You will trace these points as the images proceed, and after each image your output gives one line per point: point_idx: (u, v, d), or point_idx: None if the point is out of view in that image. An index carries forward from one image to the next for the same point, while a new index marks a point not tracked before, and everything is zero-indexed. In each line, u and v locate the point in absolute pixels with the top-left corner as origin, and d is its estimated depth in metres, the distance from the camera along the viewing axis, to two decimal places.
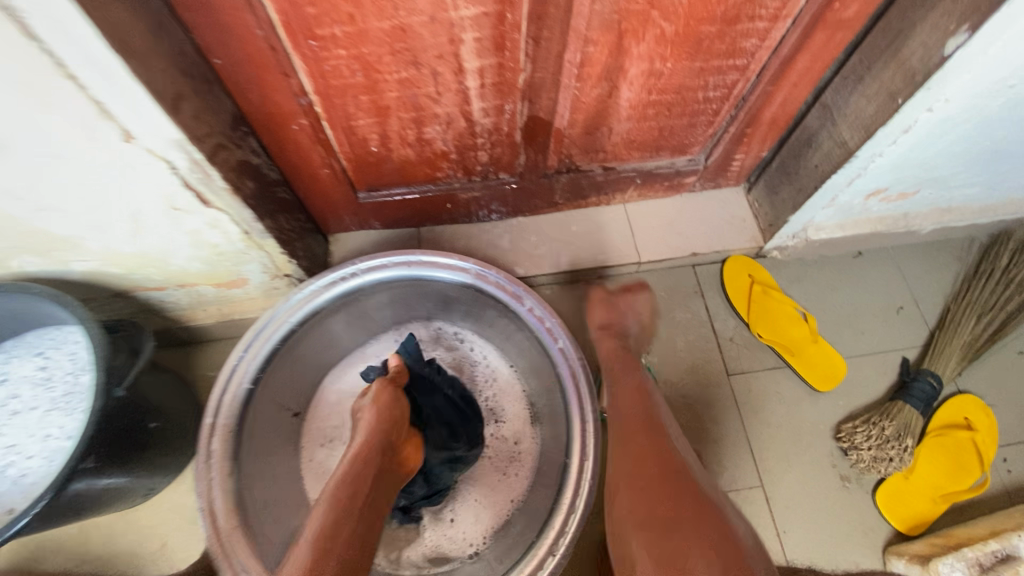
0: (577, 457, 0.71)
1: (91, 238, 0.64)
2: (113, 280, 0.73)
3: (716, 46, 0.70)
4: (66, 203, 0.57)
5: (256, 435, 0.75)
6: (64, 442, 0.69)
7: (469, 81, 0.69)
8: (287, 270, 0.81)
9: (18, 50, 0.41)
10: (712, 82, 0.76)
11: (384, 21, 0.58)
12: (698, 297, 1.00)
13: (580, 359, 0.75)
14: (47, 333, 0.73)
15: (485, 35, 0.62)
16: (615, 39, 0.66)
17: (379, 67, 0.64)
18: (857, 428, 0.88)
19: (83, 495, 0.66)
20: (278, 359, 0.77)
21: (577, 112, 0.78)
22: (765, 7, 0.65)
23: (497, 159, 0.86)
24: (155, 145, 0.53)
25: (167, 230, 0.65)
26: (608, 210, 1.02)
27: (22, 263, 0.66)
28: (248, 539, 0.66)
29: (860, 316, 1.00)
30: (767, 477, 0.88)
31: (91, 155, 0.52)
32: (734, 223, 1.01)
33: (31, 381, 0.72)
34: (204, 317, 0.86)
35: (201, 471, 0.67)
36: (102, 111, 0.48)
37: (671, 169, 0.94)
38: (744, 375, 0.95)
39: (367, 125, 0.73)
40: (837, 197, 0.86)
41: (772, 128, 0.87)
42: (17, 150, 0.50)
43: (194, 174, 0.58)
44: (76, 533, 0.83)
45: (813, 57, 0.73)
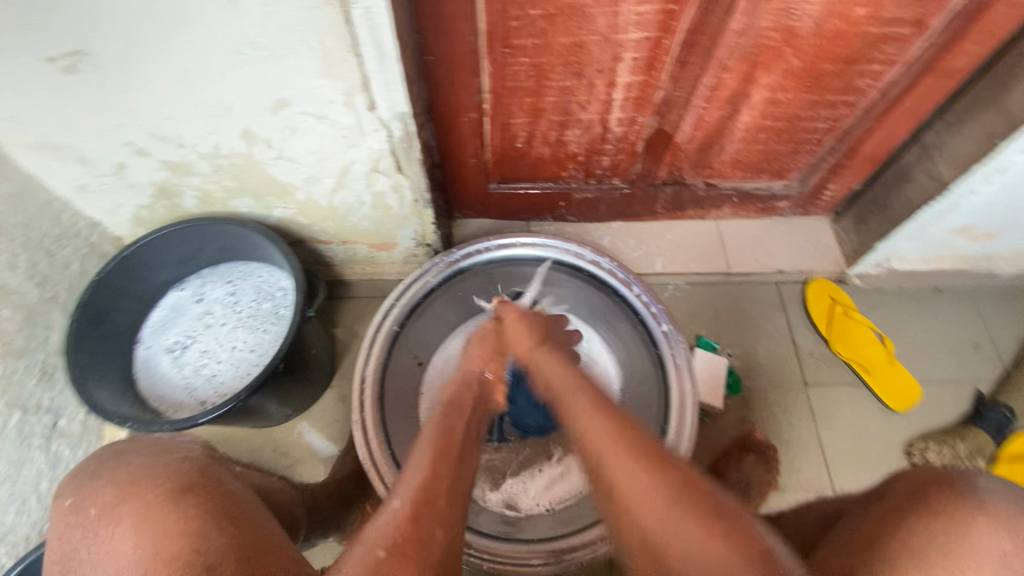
0: (674, 424, 0.81)
1: (302, 187, 0.78)
2: (298, 228, 0.88)
3: (832, 82, 0.81)
4: (300, 155, 0.72)
5: (395, 373, 0.88)
6: (247, 353, 0.84)
7: (616, 93, 0.82)
8: (429, 239, 0.95)
9: (335, 31, 0.56)
10: (822, 114, 0.87)
11: (567, 37, 0.72)
12: (781, 312, 1.07)
13: (682, 343, 0.85)
14: (237, 266, 0.90)
15: (641, 56, 0.76)
16: (748, 68, 0.78)
17: (549, 75, 0.78)
18: (930, 446, 0.94)
19: (261, 398, 0.80)
20: (418, 312, 0.91)
21: (697, 129, 0.90)
22: (883, 52, 0.76)
23: (616, 165, 0.98)
24: (387, 115, 0.67)
25: (360, 188, 0.79)
26: (702, 224, 1.12)
27: (239, 203, 0.82)
28: (389, 454, 0.79)
29: (936, 347, 1.06)
30: (838, 482, 0.94)
31: (339, 118, 0.67)
32: (819, 249, 1.09)
33: (221, 303, 0.88)
34: (350, 273, 1.03)
35: (356, 390, 0.81)
36: (365, 83, 0.62)
37: (768, 192, 1.04)
38: (820, 388, 1.01)
39: (521, 123, 0.87)
40: (925, 230, 0.94)
41: (868, 163, 0.97)
42: (291, 107, 0.65)
43: (402, 143, 0.72)
44: (221, 441, 0.96)
45: (919, 100, 0.83)
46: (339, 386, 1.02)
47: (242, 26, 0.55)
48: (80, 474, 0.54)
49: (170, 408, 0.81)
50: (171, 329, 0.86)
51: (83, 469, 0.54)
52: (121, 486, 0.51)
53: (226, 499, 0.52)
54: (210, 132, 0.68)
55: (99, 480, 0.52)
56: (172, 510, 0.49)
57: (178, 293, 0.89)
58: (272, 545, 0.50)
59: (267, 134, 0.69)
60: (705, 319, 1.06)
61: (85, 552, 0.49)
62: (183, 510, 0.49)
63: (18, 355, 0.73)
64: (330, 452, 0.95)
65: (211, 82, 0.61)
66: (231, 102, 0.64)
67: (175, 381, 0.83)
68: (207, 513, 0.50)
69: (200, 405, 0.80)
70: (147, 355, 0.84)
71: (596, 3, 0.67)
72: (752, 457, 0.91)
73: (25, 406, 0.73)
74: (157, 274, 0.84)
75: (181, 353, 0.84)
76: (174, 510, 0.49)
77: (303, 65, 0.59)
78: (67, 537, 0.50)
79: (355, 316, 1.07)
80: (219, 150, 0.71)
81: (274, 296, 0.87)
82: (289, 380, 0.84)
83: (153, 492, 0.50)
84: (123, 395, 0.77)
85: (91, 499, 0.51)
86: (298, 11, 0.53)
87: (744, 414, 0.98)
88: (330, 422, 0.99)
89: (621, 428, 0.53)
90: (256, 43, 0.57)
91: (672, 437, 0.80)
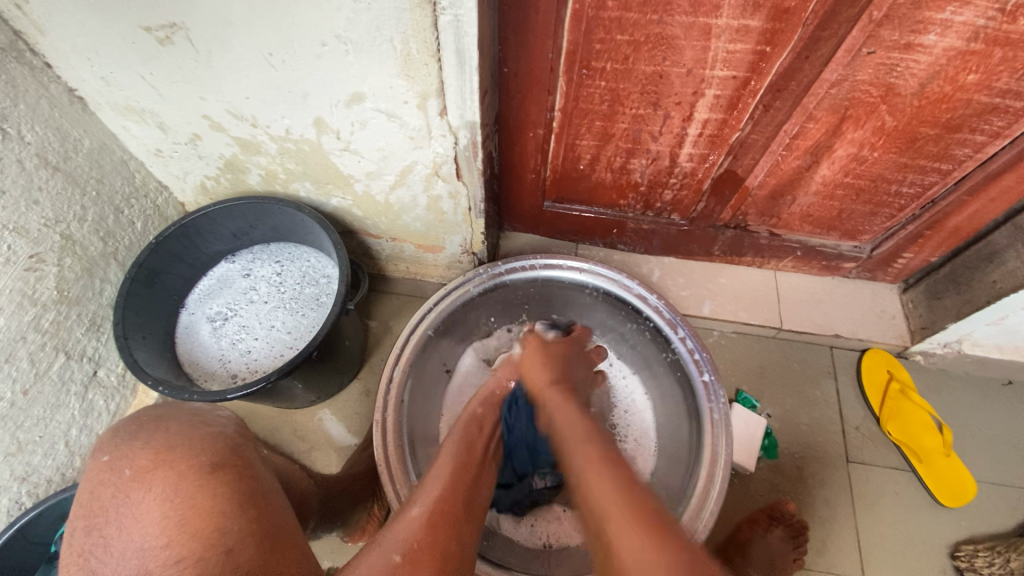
0: (702, 482, 0.77)
1: (361, 181, 0.79)
2: (351, 219, 0.88)
3: (927, 147, 0.75)
4: (365, 150, 0.72)
5: (422, 378, 0.87)
6: (283, 334, 0.84)
7: (691, 129, 0.79)
8: (477, 249, 0.94)
9: (419, 35, 0.56)
10: (910, 178, 0.81)
11: (650, 66, 0.70)
12: (831, 379, 1.01)
13: (723, 397, 0.80)
14: (287, 247, 0.92)
15: (724, 95, 0.73)
16: (837, 121, 0.74)
17: (625, 101, 0.76)
18: (979, 552, 0.85)
19: (289, 381, 0.80)
20: (454, 321, 0.90)
21: (771, 176, 0.86)
22: (989, 124, 0.70)
23: (678, 201, 0.95)
24: (456, 122, 0.67)
25: (418, 189, 0.79)
26: (758, 272, 1.07)
27: (299, 187, 0.83)
28: (404, 461, 0.77)
29: (1001, 445, 0.97)
30: (870, 571, 0.87)
31: (409, 119, 0.67)
32: (882, 318, 1.03)
33: (267, 281, 0.90)
34: (393, 270, 1.03)
35: (382, 391, 0.80)
36: (440, 89, 0.62)
37: (835, 251, 0.99)
38: (864, 467, 0.94)
39: (588, 146, 0.85)
40: (1007, 317, 0.86)
41: (952, 236, 0.90)
42: (365, 102, 0.65)
43: (466, 151, 0.71)
44: (245, 415, 0.98)
45: (1022, 178, 0.77)
46: (365, 380, 1.02)
47: (331, 19, 0.55)
48: (120, 432, 0.54)
49: (202, 377, 0.82)
50: (216, 300, 0.88)
51: (126, 429, 0.54)
52: (158, 451, 0.51)
53: (252, 482, 0.51)
54: (283, 116, 0.69)
55: (138, 444, 0.52)
56: (201, 485, 0.49)
57: (227, 265, 0.91)
58: (292, 538, 0.49)
59: (337, 125, 0.69)
60: (747, 373, 1.02)
61: (110, 512, 0.49)
62: (213, 488, 0.49)
63: (72, 303, 0.75)
64: (347, 445, 0.95)
65: (291, 68, 0.62)
66: (307, 90, 0.65)
67: (211, 351, 0.84)
68: (234, 495, 0.49)
69: (231, 379, 0.81)
70: (189, 321, 0.86)
71: (686, 36, 0.65)
72: (779, 532, 0.84)
73: (70, 352, 0.76)
74: (211, 244, 0.86)
75: (221, 324, 0.86)
76: (204, 486, 0.48)
77: (382, 63, 0.59)
78: (97, 494, 0.50)
79: (391, 312, 1.07)
80: (289, 134, 0.72)
81: (318, 283, 0.88)
82: (319, 367, 0.84)
83: (188, 462, 0.50)
84: (162, 358, 0.79)
85: (127, 458, 0.51)
86: (387, 11, 0.53)
87: (776, 480, 0.93)
88: (351, 415, 0.98)
89: None
90: (341, 36, 0.57)
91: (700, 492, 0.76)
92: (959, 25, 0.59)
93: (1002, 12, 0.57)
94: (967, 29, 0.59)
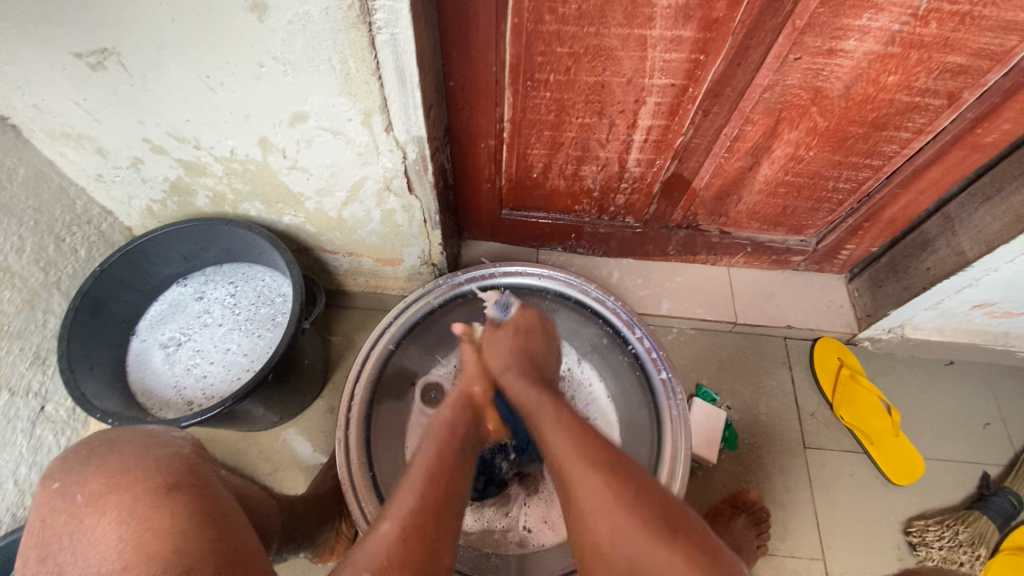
0: (664, 477, 0.79)
1: (312, 198, 0.78)
2: (305, 236, 0.87)
3: (858, 145, 0.79)
4: (314, 168, 0.72)
5: (385, 393, 0.87)
6: (239, 357, 0.83)
7: (636, 135, 0.81)
8: (435, 260, 0.95)
9: (357, 54, 0.56)
10: (845, 175, 0.85)
11: (591, 77, 0.72)
12: (786, 369, 1.05)
13: (680, 394, 0.83)
14: (241, 267, 0.91)
15: (665, 102, 0.75)
16: (772, 123, 0.77)
17: (570, 111, 0.78)
18: (930, 526, 0.90)
19: (247, 404, 0.79)
20: (415, 333, 0.90)
21: (716, 177, 0.89)
22: (912, 121, 0.74)
23: (631, 204, 0.98)
24: (403, 137, 0.67)
25: (370, 204, 0.79)
26: (713, 269, 1.10)
27: (250, 207, 0.82)
28: (369, 476, 0.77)
29: (945, 422, 1.02)
30: (830, 552, 0.90)
31: (356, 136, 0.67)
32: (831, 307, 1.07)
33: (221, 303, 0.88)
34: (353, 284, 1.02)
35: (343, 407, 0.80)
36: (383, 105, 0.62)
37: (783, 246, 1.03)
38: (820, 452, 0.98)
39: (539, 154, 0.87)
40: (942, 301, 0.91)
41: (888, 227, 0.94)
42: (308, 121, 0.65)
43: (416, 165, 0.72)
44: (206, 440, 0.96)
45: (946, 170, 0.81)
46: (330, 397, 1.01)
47: (267, 41, 0.55)
48: (69, 458, 0.52)
49: (156, 405, 0.80)
50: (168, 325, 0.86)
51: (72, 454, 0.52)
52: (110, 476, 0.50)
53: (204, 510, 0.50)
54: (226, 137, 0.68)
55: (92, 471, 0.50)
56: (155, 509, 0.47)
57: (179, 289, 0.89)
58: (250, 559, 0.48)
59: (282, 144, 0.69)
60: (707, 368, 1.05)
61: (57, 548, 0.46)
62: (169, 510, 0.47)
63: (14, 337, 0.73)
64: (313, 464, 0.94)
65: (230, 90, 0.61)
66: (249, 111, 0.64)
67: (165, 377, 0.82)
68: (191, 513, 0.48)
69: (187, 405, 0.80)
70: (141, 348, 0.84)
71: (623, 47, 0.67)
72: (742, 520, 0.87)
73: (14, 388, 0.73)
74: (160, 268, 0.85)
75: (174, 349, 0.84)
76: (155, 514, 0.47)
77: (323, 83, 0.59)
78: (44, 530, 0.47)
79: (354, 327, 1.06)
80: (234, 154, 0.71)
81: (274, 302, 0.87)
82: (279, 387, 0.83)
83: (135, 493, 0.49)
84: (112, 388, 0.77)
85: (74, 489, 0.49)
86: (322, 32, 0.53)
87: (737, 470, 0.95)
88: (317, 433, 0.97)
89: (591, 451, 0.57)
90: (279, 57, 0.57)
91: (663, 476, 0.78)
92: (876, 30, 0.62)
93: (914, 17, 0.61)
94: (883, 34, 0.63)
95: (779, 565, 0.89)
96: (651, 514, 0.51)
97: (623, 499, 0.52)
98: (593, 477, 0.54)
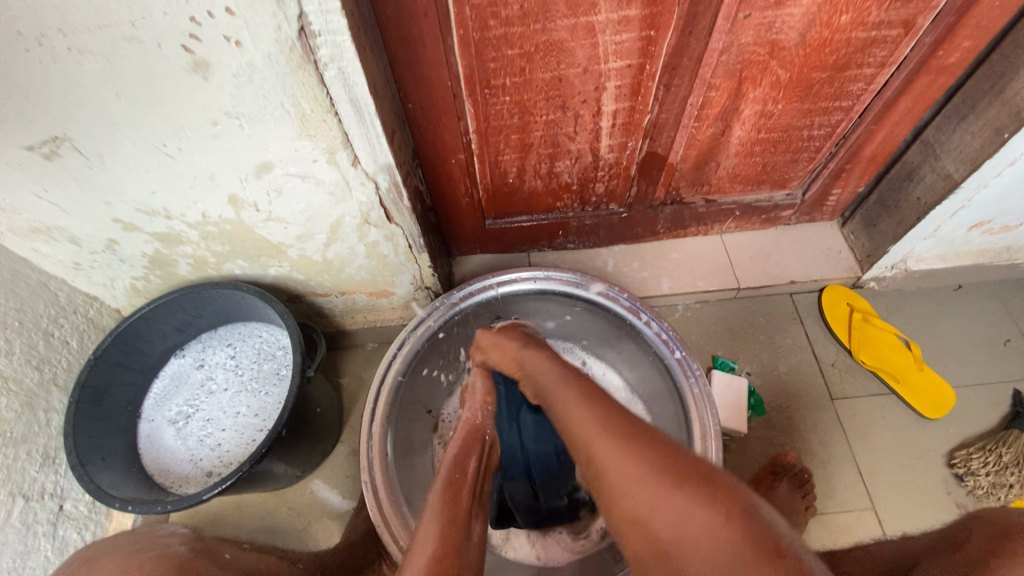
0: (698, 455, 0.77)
1: (293, 246, 0.77)
2: (294, 284, 0.86)
3: (825, 89, 0.79)
4: (288, 216, 0.71)
5: (404, 425, 0.85)
6: (250, 418, 0.83)
7: (603, 122, 0.81)
8: (429, 283, 0.93)
9: (309, 94, 0.55)
10: (817, 121, 0.85)
11: (547, 73, 0.71)
12: (797, 324, 1.04)
13: (698, 370, 0.81)
14: (236, 328, 0.90)
15: (625, 83, 0.74)
16: (735, 84, 0.77)
17: (533, 110, 0.77)
18: (973, 454, 0.88)
19: (265, 464, 0.77)
20: (423, 360, 0.88)
21: (690, 148, 0.88)
22: (873, 56, 0.74)
23: (611, 191, 0.97)
24: (371, 168, 0.66)
25: (353, 241, 0.78)
26: (706, 240, 1.09)
27: (233, 266, 0.81)
28: (402, 513, 0.76)
29: (966, 348, 1.01)
30: (878, 500, 0.88)
31: (324, 176, 0.66)
32: (830, 255, 1.06)
33: (223, 367, 0.87)
34: (352, 323, 1.00)
35: (364, 448, 0.78)
36: (346, 140, 0.61)
37: (770, 203, 1.02)
38: (848, 400, 0.96)
39: (510, 159, 0.86)
40: (939, 228, 0.90)
41: (871, 165, 0.94)
42: (274, 170, 0.64)
43: (390, 193, 0.71)
44: (233, 509, 0.94)
45: (916, 99, 0.81)
46: (350, 440, 0.99)
47: (216, 98, 0.54)
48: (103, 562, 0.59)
49: (176, 483, 0.79)
50: (173, 400, 0.85)
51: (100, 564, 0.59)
52: None
53: None
54: (196, 202, 0.67)
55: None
56: None
57: (178, 361, 0.88)
58: None
59: (252, 199, 0.68)
60: (719, 339, 1.03)
61: None
62: None
63: (19, 442, 0.71)
64: (342, 511, 0.92)
65: (190, 153, 0.60)
66: (213, 171, 0.63)
67: (180, 453, 0.81)
68: None
69: (207, 476, 0.79)
70: (150, 429, 0.83)
71: (573, 37, 0.67)
72: (785, 485, 0.85)
73: (29, 493, 0.71)
74: (155, 344, 0.83)
75: (184, 423, 0.83)
76: None
77: (280, 129, 0.58)
78: None
79: (360, 366, 1.06)
80: (207, 217, 0.70)
81: (275, 356, 0.87)
82: (296, 441, 0.82)
83: None
84: (128, 475, 0.76)
85: None
86: (270, 79, 0.53)
87: (770, 436, 0.94)
88: (342, 478, 0.96)
89: (619, 430, 0.50)
90: (231, 112, 0.56)
91: None
92: None
93: None
94: None
95: (830, 524, 0.87)
96: (686, 474, 0.44)
97: (662, 470, 0.44)
98: (622, 464, 0.46)
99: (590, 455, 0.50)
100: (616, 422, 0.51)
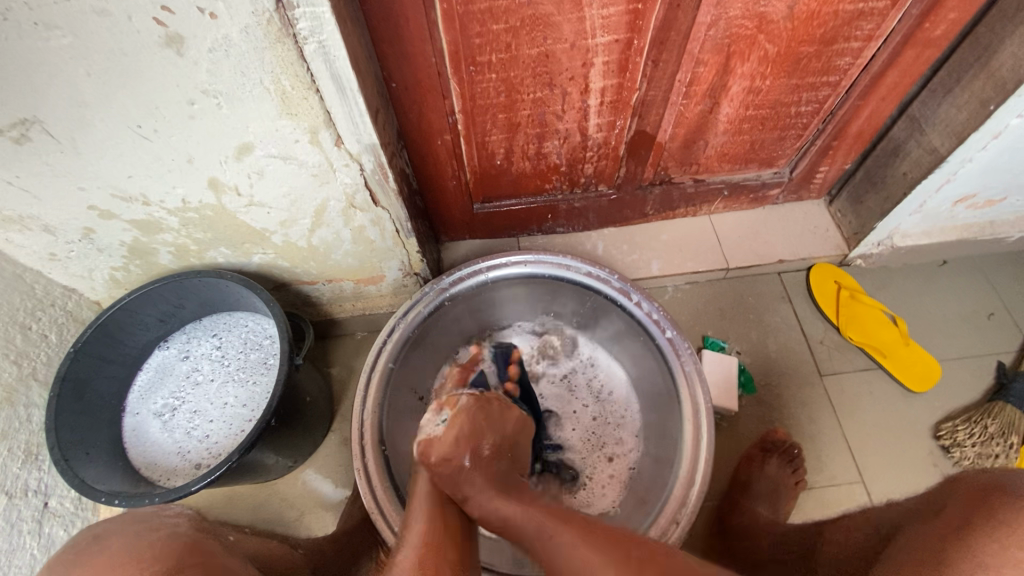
0: (691, 432, 0.77)
1: (277, 232, 0.75)
2: (279, 271, 0.85)
3: (813, 64, 0.78)
4: (271, 200, 0.69)
5: (396, 412, 0.84)
6: (239, 408, 0.81)
7: (591, 100, 0.80)
8: (417, 269, 0.92)
9: (288, 70, 0.53)
10: (805, 97, 0.84)
11: (533, 48, 0.70)
12: (786, 303, 1.04)
13: (689, 349, 0.82)
14: (221, 318, 0.88)
15: (613, 59, 0.73)
16: (723, 60, 0.76)
17: (520, 88, 0.76)
18: (959, 426, 0.90)
19: (255, 454, 0.76)
20: (413, 346, 0.87)
21: (679, 127, 0.88)
22: (860, 29, 0.73)
23: (600, 172, 0.96)
24: (355, 148, 0.64)
25: (338, 225, 0.76)
26: (695, 221, 1.09)
27: (216, 253, 0.79)
28: (396, 499, 0.75)
29: (952, 322, 1.02)
30: (867, 473, 0.90)
31: (306, 157, 0.64)
32: (818, 233, 1.06)
33: (208, 358, 0.86)
34: (340, 311, 0.99)
35: (356, 436, 0.77)
36: (328, 119, 0.60)
37: (758, 182, 1.02)
38: (837, 376, 0.97)
39: (497, 140, 0.85)
40: (925, 204, 0.91)
41: (857, 141, 0.94)
42: (255, 151, 0.62)
43: (376, 174, 0.69)
44: (225, 500, 0.92)
45: (903, 73, 0.81)
46: (342, 430, 0.98)
47: (191, 75, 0.52)
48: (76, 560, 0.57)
49: (164, 476, 0.78)
50: (158, 392, 0.83)
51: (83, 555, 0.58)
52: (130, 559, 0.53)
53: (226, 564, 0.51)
54: (175, 186, 0.65)
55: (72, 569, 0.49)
56: None
57: (162, 353, 0.86)
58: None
59: (233, 182, 0.66)
60: (710, 319, 1.04)
61: None
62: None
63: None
64: (335, 501, 0.92)
65: (167, 135, 0.58)
66: (192, 153, 0.61)
67: (167, 445, 0.80)
68: None
69: (196, 468, 0.78)
70: (135, 422, 0.81)
71: (559, 11, 0.65)
72: (776, 461, 0.86)
73: (11, 490, 0.69)
74: (137, 336, 0.81)
75: (170, 416, 0.82)
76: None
77: (260, 108, 0.57)
78: None
79: (349, 355, 1.04)
80: (187, 203, 0.68)
81: (262, 345, 0.85)
82: (286, 430, 0.81)
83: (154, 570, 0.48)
84: (114, 468, 0.74)
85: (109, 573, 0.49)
86: (247, 54, 0.51)
87: (761, 413, 0.94)
88: (335, 468, 0.95)
89: (595, 531, 0.54)
90: (208, 90, 0.54)
91: (684, 481, 0.74)
92: None
93: None
94: None
95: (820, 497, 0.88)
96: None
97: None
98: (599, 564, 0.50)
99: (550, 546, 0.54)
100: (601, 531, 0.54)
